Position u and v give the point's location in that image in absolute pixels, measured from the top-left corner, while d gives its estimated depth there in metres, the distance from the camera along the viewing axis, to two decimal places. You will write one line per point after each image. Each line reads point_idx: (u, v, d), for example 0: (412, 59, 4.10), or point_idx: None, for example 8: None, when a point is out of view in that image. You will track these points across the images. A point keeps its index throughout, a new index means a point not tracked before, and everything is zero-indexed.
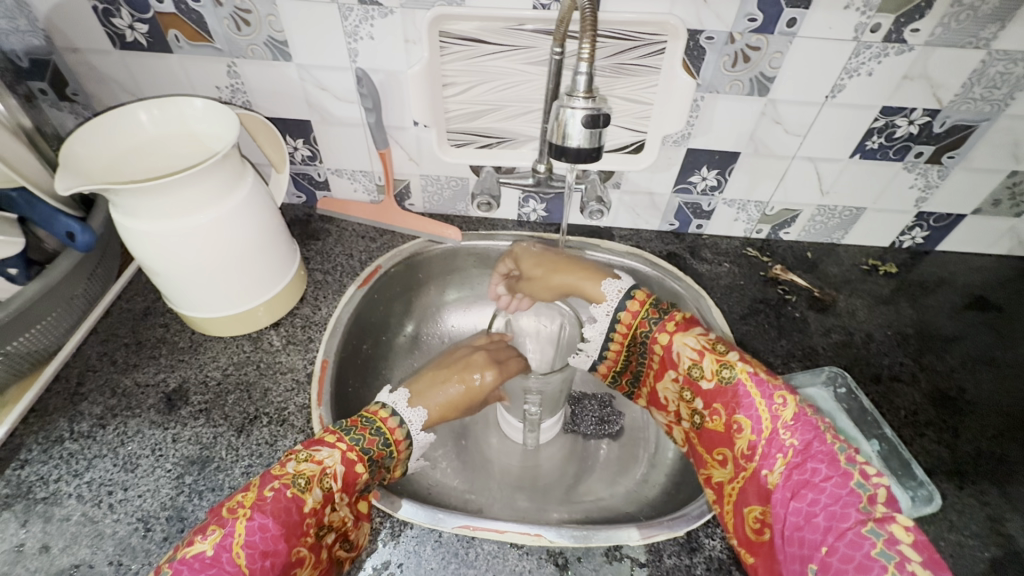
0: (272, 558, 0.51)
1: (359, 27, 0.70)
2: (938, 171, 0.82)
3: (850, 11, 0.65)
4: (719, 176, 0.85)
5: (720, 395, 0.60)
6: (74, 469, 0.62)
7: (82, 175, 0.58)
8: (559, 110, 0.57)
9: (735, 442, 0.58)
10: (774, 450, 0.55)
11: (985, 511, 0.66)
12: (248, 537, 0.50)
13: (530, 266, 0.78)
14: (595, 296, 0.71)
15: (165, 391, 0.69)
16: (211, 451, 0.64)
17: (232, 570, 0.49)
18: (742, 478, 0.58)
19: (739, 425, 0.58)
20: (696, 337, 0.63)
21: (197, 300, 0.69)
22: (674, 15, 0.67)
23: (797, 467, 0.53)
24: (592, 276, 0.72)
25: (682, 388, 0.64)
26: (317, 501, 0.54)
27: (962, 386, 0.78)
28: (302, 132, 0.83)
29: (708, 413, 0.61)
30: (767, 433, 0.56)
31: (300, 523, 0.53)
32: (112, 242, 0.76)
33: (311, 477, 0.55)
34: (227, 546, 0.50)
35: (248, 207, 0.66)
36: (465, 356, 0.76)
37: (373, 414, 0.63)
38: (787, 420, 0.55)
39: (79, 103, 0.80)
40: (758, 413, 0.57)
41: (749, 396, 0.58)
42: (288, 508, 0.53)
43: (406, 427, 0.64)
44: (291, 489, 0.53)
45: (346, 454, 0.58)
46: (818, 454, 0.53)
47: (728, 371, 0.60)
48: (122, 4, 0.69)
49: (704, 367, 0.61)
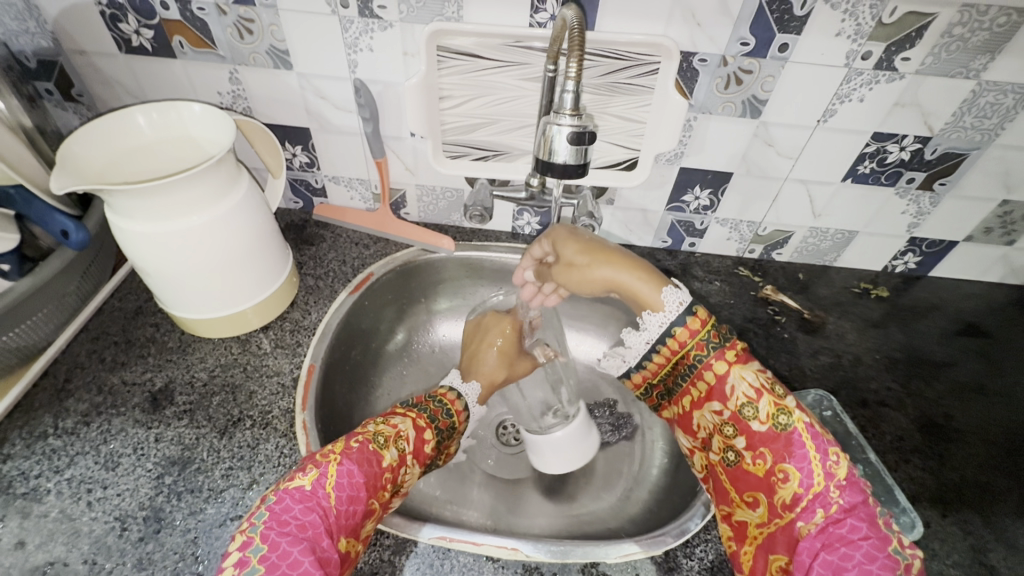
0: (356, 504, 0.55)
1: (359, 39, 0.71)
2: (930, 197, 0.82)
3: (842, 39, 0.66)
4: (711, 196, 0.86)
5: (772, 441, 0.56)
6: (55, 466, 0.62)
7: (76, 174, 0.59)
8: (546, 126, 0.58)
9: (777, 489, 0.55)
10: (818, 504, 0.53)
11: (968, 541, 0.65)
12: (339, 480, 0.54)
13: (571, 251, 0.67)
14: (654, 303, 0.61)
15: (150, 391, 0.69)
16: (193, 452, 0.64)
17: (324, 505, 0.53)
18: (774, 525, 0.56)
19: (785, 475, 0.55)
20: (755, 372, 0.57)
21: (190, 301, 0.70)
22: (668, 37, 0.68)
23: (835, 522, 0.52)
24: (652, 280, 0.62)
25: (724, 422, 0.59)
26: (394, 459, 0.60)
27: (949, 413, 0.77)
28: (301, 139, 0.84)
29: (749, 455, 0.57)
30: (816, 488, 0.53)
31: (379, 477, 0.58)
32: (108, 242, 0.77)
33: (388, 436, 0.61)
34: (323, 483, 0.54)
35: (241, 211, 0.66)
36: (476, 328, 0.83)
37: (442, 396, 0.72)
38: (840, 478, 0.53)
39: (83, 103, 0.82)
40: (810, 467, 0.54)
41: (804, 448, 0.55)
42: (370, 459, 0.58)
43: (464, 398, 0.74)
44: (372, 443, 0.59)
45: (416, 421, 0.65)
46: (861, 515, 0.52)
47: (784, 417, 0.56)
48: (129, 10, 0.71)
49: (759, 408, 0.56)
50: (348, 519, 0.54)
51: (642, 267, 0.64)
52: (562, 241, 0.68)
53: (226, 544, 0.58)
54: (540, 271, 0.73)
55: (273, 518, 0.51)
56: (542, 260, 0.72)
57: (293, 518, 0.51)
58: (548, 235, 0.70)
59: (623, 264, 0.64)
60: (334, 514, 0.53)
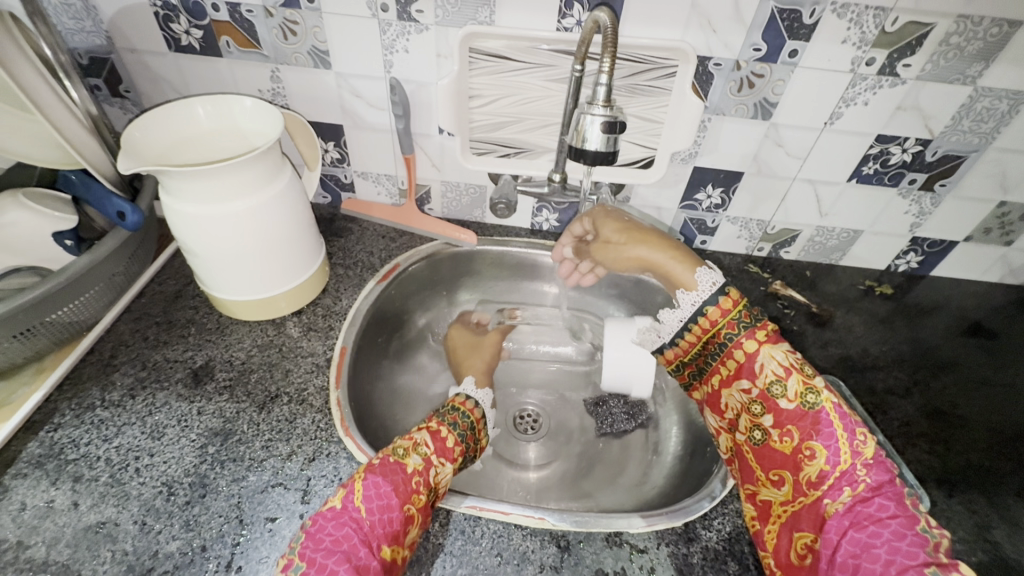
0: (389, 513, 0.56)
1: (396, 40, 0.76)
2: (931, 198, 0.87)
3: (848, 46, 0.71)
4: (723, 195, 0.90)
5: (800, 419, 0.59)
6: (104, 434, 0.65)
7: (141, 158, 0.63)
8: (579, 117, 0.62)
9: (804, 467, 0.58)
10: (845, 482, 0.56)
11: (973, 519, 0.68)
12: (365, 493, 0.57)
13: (612, 231, 0.75)
14: (686, 283, 0.66)
15: (192, 367, 0.73)
16: (233, 424, 0.67)
17: (355, 516, 0.55)
18: (799, 503, 0.58)
19: (812, 452, 0.58)
20: (785, 352, 0.62)
21: (232, 283, 0.74)
22: (685, 42, 0.73)
23: (864, 500, 0.55)
24: (685, 261, 0.68)
25: (752, 400, 0.62)
26: (418, 463, 0.62)
27: (954, 402, 0.81)
28: (335, 135, 0.89)
29: (777, 434, 0.61)
30: (844, 466, 0.57)
31: (408, 482, 0.59)
32: (153, 227, 0.81)
33: (406, 447, 0.63)
34: (351, 499, 0.56)
35: (283, 199, 0.70)
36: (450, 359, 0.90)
37: (457, 404, 0.73)
38: (867, 457, 0.57)
39: (129, 99, 0.87)
40: (838, 445, 0.57)
41: (831, 427, 0.58)
42: (394, 470, 0.60)
43: (473, 397, 0.76)
44: (393, 456, 0.61)
45: (431, 428, 0.67)
46: (888, 494, 0.55)
47: (812, 396, 0.60)
48: (181, 11, 0.76)
49: (788, 386, 0.60)
50: (383, 527, 0.55)
51: (676, 248, 0.70)
52: (602, 222, 0.76)
53: (268, 508, 0.60)
54: (578, 248, 0.82)
55: (309, 538, 0.54)
56: (582, 238, 0.81)
57: (327, 535, 0.54)
58: (588, 215, 0.78)
59: (658, 246, 0.70)
60: (367, 525, 0.55)
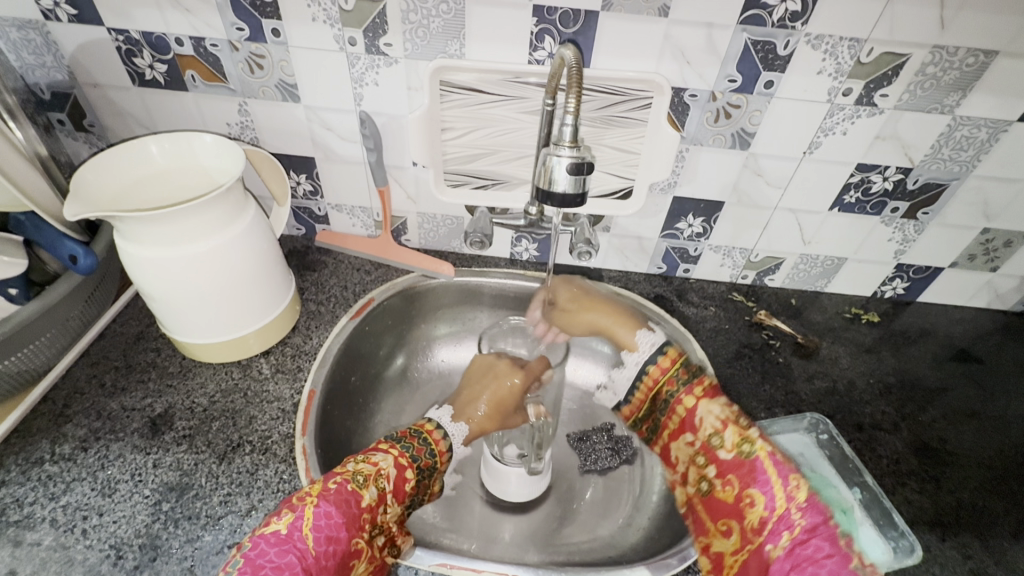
0: (334, 545, 0.53)
1: (365, 74, 0.74)
2: (914, 225, 0.86)
3: (824, 76, 0.70)
4: (705, 224, 0.89)
5: (737, 467, 0.58)
6: (51, 492, 0.61)
7: (90, 202, 0.62)
8: (546, 157, 0.60)
9: (746, 514, 0.56)
10: (782, 527, 0.54)
11: (967, 564, 0.65)
12: (316, 521, 0.53)
13: (566, 299, 0.78)
14: (628, 345, 0.70)
15: (150, 416, 0.69)
16: (190, 478, 0.64)
17: (301, 548, 0.51)
18: (746, 551, 0.56)
19: (751, 500, 0.56)
20: (722, 405, 0.61)
21: (194, 327, 0.70)
22: (660, 74, 0.71)
23: (802, 543, 0.52)
24: (627, 324, 0.71)
25: (696, 452, 0.62)
26: (373, 498, 0.58)
27: (943, 436, 0.78)
28: (306, 168, 0.86)
29: (719, 482, 0.59)
30: (781, 510, 0.54)
31: (359, 516, 0.56)
32: (113, 266, 0.78)
33: (368, 475, 0.58)
34: (298, 526, 0.52)
35: (247, 238, 0.68)
36: (483, 375, 0.75)
37: (421, 426, 0.67)
38: (801, 501, 0.54)
39: (93, 133, 0.84)
40: (773, 491, 0.55)
41: (766, 473, 0.56)
42: (349, 500, 0.56)
43: (449, 438, 0.67)
44: (351, 483, 0.57)
45: (399, 459, 0.62)
46: (824, 535, 0.52)
47: (749, 446, 0.58)
48: (144, 46, 0.74)
49: (725, 437, 0.59)
50: (326, 560, 0.52)
51: (620, 313, 0.74)
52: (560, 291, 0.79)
53: None
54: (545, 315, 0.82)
55: (247, 564, 0.49)
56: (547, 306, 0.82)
57: (268, 562, 0.50)
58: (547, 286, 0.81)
59: (606, 311, 0.75)
60: (312, 557, 0.52)
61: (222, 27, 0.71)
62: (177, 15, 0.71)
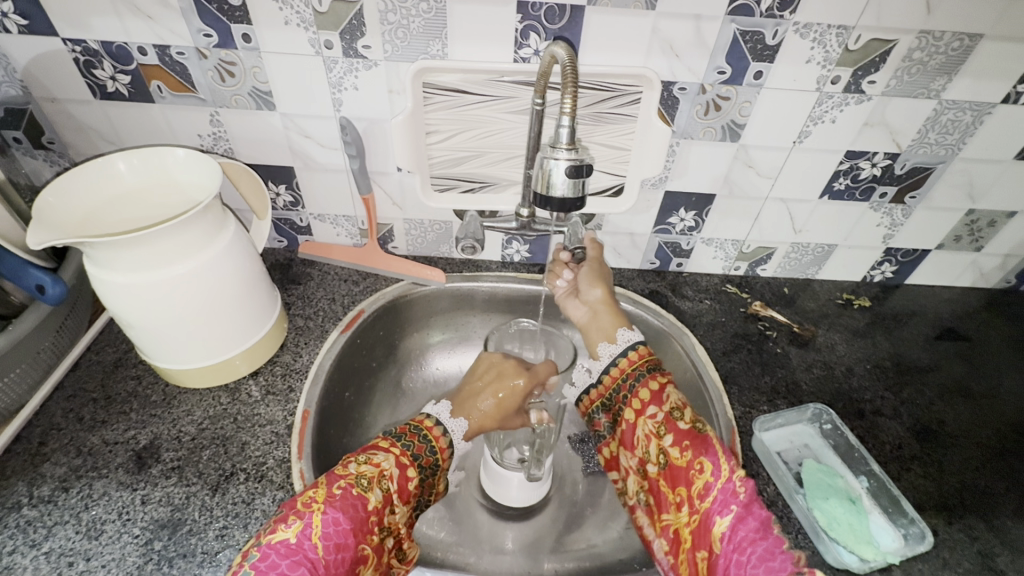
0: (343, 552, 0.52)
1: (344, 78, 0.71)
2: (902, 210, 0.86)
3: (812, 65, 0.69)
4: (696, 217, 0.88)
5: (692, 437, 0.61)
6: (32, 539, 0.58)
7: (57, 228, 0.58)
8: (543, 161, 0.58)
9: (693, 481, 0.59)
10: (727, 500, 0.56)
11: (975, 546, 0.66)
12: (325, 529, 0.52)
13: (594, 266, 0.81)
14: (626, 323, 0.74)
15: (135, 450, 0.66)
16: (183, 513, 0.61)
17: (312, 558, 0.50)
18: (695, 521, 0.58)
19: (701, 467, 0.59)
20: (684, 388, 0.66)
21: (175, 354, 0.67)
22: (649, 68, 0.70)
23: (742, 519, 0.55)
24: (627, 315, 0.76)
25: (658, 424, 0.63)
26: (378, 501, 0.56)
27: (942, 418, 0.79)
28: (285, 178, 0.83)
29: (674, 451, 0.61)
30: (725, 480, 0.57)
31: (366, 520, 0.55)
32: (83, 293, 0.74)
33: (371, 477, 0.57)
34: (308, 535, 0.51)
35: (228, 256, 0.64)
36: (491, 370, 0.71)
37: (420, 423, 0.64)
38: (743, 473, 0.58)
39: (54, 151, 0.79)
40: (721, 460, 0.58)
41: (716, 446, 0.60)
42: (355, 504, 0.54)
43: (448, 434, 0.65)
44: (356, 487, 0.55)
45: (399, 458, 0.60)
46: (758, 512, 0.55)
47: (703, 423, 0.62)
48: (104, 56, 0.69)
49: (685, 412, 0.63)
50: (337, 567, 0.52)
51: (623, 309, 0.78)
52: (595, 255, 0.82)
53: None
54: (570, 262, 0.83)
55: None
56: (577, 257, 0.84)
57: None
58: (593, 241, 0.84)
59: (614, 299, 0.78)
60: (322, 566, 0.51)
61: (188, 34, 0.67)
62: (139, 22, 0.66)
